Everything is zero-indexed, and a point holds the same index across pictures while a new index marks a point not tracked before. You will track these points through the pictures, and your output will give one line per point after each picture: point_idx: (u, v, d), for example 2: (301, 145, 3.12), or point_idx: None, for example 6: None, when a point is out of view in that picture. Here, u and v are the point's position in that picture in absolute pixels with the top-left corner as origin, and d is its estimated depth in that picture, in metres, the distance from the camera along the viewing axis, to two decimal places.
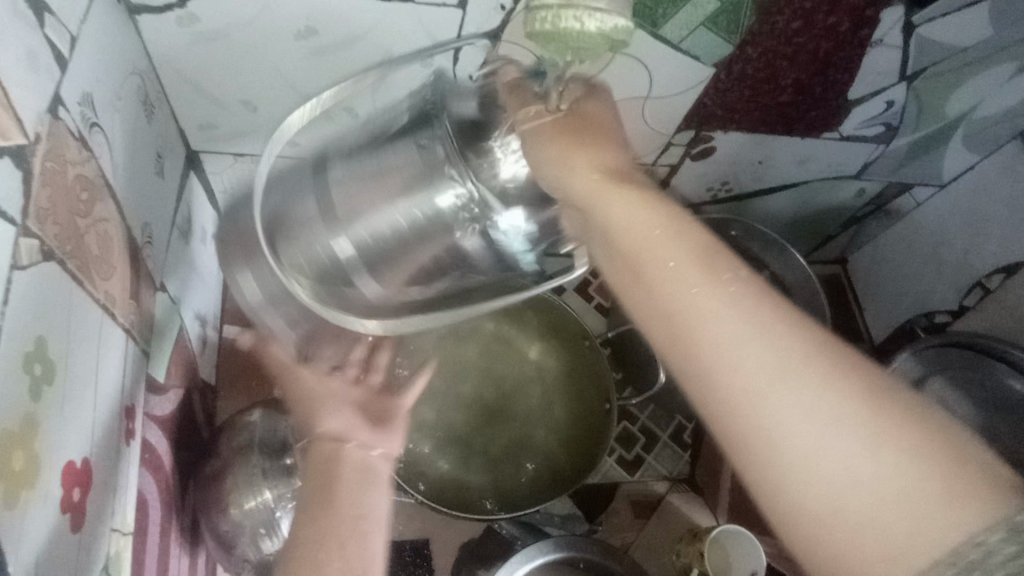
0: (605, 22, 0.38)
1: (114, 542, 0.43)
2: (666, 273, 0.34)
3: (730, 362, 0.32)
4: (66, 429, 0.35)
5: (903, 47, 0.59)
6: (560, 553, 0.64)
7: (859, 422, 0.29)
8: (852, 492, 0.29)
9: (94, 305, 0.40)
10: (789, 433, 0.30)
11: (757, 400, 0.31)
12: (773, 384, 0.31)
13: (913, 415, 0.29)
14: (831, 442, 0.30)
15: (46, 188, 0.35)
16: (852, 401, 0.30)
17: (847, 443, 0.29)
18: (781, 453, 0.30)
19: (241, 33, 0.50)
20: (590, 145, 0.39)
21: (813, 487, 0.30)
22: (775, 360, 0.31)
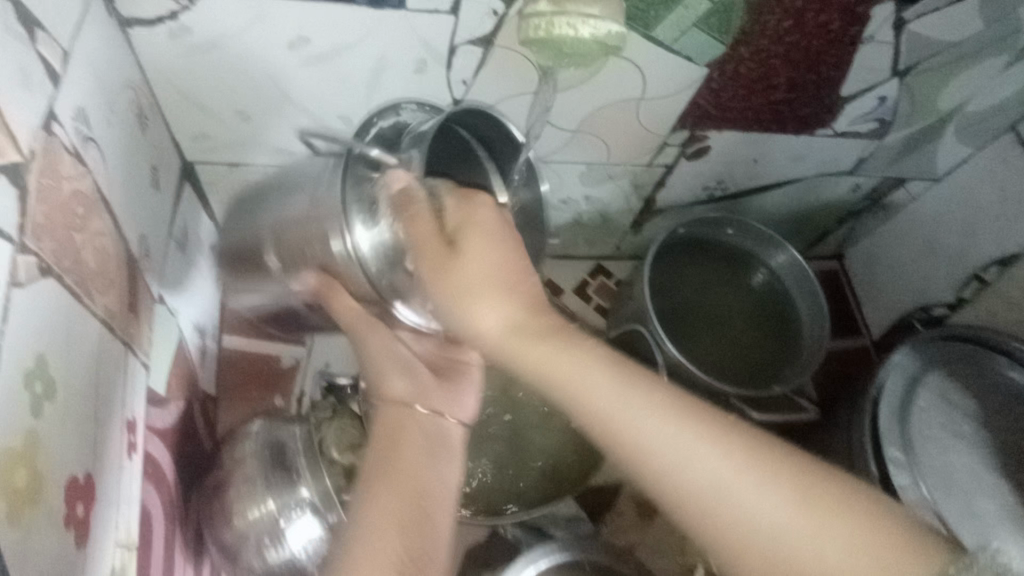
0: (598, 28, 0.44)
1: (119, 556, 0.43)
2: (593, 393, 0.39)
3: (673, 461, 0.36)
4: (66, 445, 0.35)
5: (894, 43, 0.59)
6: (565, 555, 0.64)
7: (781, 489, 0.35)
8: (787, 540, 0.34)
9: (93, 318, 0.40)
10: (734, 506, 0.35)
11: (719, 499, 0.35)
12: (704, 467, 0.36)
13: (821, 476, 0.35)
14: (761, 506, 0.35)
15: (43, 204, 0.35)
16: (771, 473, 0.35)
17: (776, 506, 0.35)
18: (724, 527, 0.35)
19: (232, 43, 0.50)
20: (474, 253, 0.42)
21: (750, 534, 0.35)
22: (697, 446, 0.36)
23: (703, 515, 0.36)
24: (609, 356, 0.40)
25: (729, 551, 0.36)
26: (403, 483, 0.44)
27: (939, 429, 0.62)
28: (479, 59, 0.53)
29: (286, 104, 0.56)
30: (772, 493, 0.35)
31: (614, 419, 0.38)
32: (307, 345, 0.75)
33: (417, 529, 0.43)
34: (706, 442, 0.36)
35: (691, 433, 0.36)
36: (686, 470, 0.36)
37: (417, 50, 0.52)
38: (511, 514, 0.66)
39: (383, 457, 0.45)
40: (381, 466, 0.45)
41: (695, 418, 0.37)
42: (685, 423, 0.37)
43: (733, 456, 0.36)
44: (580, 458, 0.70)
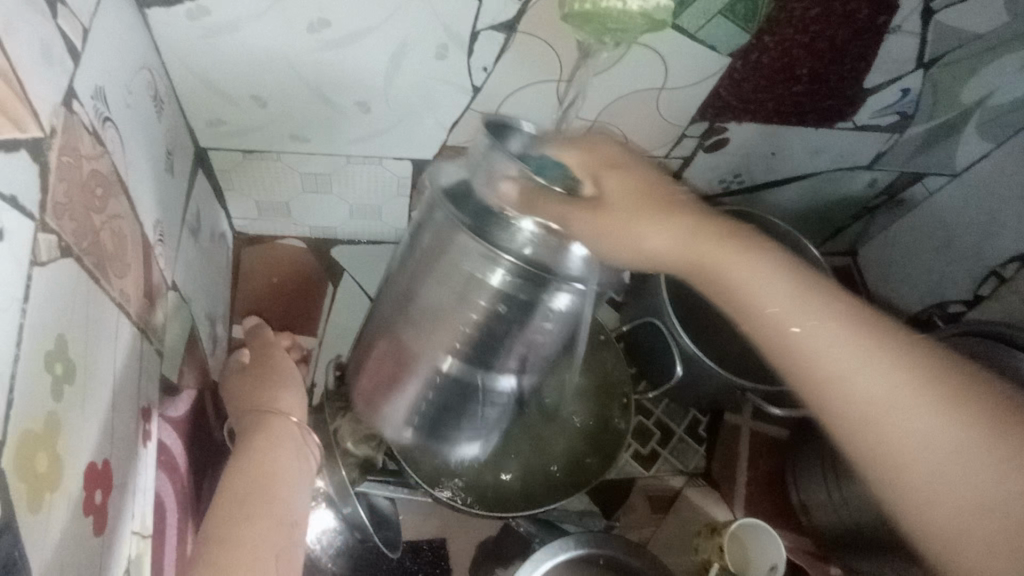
0: (645, 3, 0.43)
1: (135, 545, 0.42)
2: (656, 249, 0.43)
3: (843, 373, 0.38)
4: (87, 430, 0.34)
5: (920, 34, 0.58)
6: (582, 550, 0.64)
7: (896, 375, 0.37)
8: (957, 488, 0.35)
9: (110, 303, 0.39)
10: (853, 385, 0.38)
11: (880, 418, 0.37)
12: (778, 296, 0.41)
13: (946, 381, 0.37)
14: (853, 368, 0.38)
15: (63, 183, 0.34)
16: (891, 368, 0.38)
17: (878, 387, 0.37)
18: (887, 451, 0.37)
19: (251, 26, 0.49)
20: (612, 166, 0.44)
21: (853, 401, 0.38)
22: (789, 291, 0.41)
23: (864, 439, 0.38)
24: (778, 265, 0.42)
25: (838, 415, 0.39)
26: (256, 511, 0.48)
27: None
28: (501, 47, 0.53)
29: (304, 91, 0.56)
30: (964, 446, 0.35)
31: (821, 345, 0.39)
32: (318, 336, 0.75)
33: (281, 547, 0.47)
34: (907, 380, 0.37)
35: (863, 354, 0.38)
36: (846, 392, 0.38)
37: (439, 35, 0.51)
38: (525, 508, 0.65)
39: (239, 493, 0.49)
40: (246, 495, 0.49)
41: (888, 349, 0.38)
42: (861, 343, 0.38)
43: (950, 413, 0.36)
44: (594, 452, 0.69)
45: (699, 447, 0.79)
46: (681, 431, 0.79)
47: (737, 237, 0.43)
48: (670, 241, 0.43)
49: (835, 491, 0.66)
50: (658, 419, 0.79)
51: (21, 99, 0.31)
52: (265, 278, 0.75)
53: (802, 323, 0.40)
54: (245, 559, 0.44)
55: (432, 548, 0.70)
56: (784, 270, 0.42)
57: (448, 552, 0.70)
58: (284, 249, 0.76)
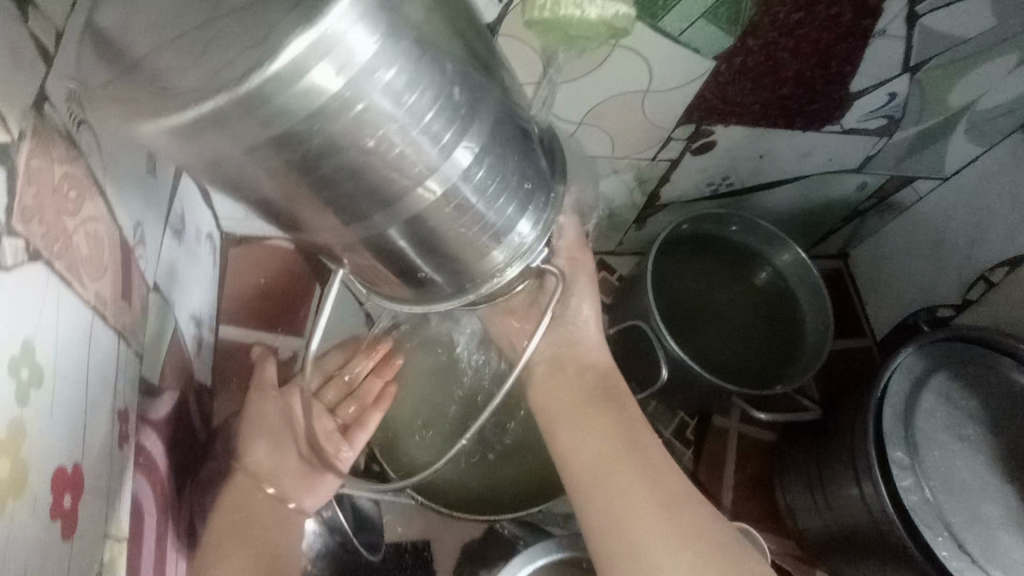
0: (605, 9, 0.42)
1: (109, 548, 0.42)
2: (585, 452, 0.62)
3: (590, 466, 0.61)
4: (54, 436, 0.34)
5: (906, 38, 0.58)
6: (563, 553, 0.64)
7: (658, 511, 0.57)
8: None
9: (84, 306, 0.39)
10: (615, 506, 0.58)
11: (613, 505, 0.58)
12: (610, 482, 0.60)
13: (701, 518, 0.56)
14: (631, 503, 0.57)
15: (33, 187, 0.34)
16: (655, 498, 0.57)
17: (643, 514, 0.57)
18: (623, 536, 0.56)
19: None
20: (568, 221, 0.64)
21: (617, 519, 0.57)
22: (614, 448, 0.62)
23: (609, 521, 0.58)
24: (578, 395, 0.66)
25: (605, 522, 0.58)
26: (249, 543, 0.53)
27: (945, 432, 0.60)
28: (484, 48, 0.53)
29: None
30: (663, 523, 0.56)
31: (599, 461, 0.61)
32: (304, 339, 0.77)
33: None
34: (630, 483, 0.59)
35: (611, 463, 0.60)
36: (599, 441, 0.61)
37: None
38: (508, 512, 0.66)
39: (233, 525, 0.53)
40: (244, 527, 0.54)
41: (619, 456, 0.60)
42: (624, 458, 0.61)
43: (689, 553, 0.54)
44: None
45: (686, 450, 0.81)
46: (668, 434, 0.81)
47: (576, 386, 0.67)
48: (554, 354, 0.68)
49: (818, 495, 0.68)
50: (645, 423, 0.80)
51: None
52: (253, 278, 0.77)
53: (579, 438, 0.63)
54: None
55: (416, 551, 0.70)
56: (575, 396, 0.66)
57: (432, 555, 0.70)
58: (272, 250, 0.78)
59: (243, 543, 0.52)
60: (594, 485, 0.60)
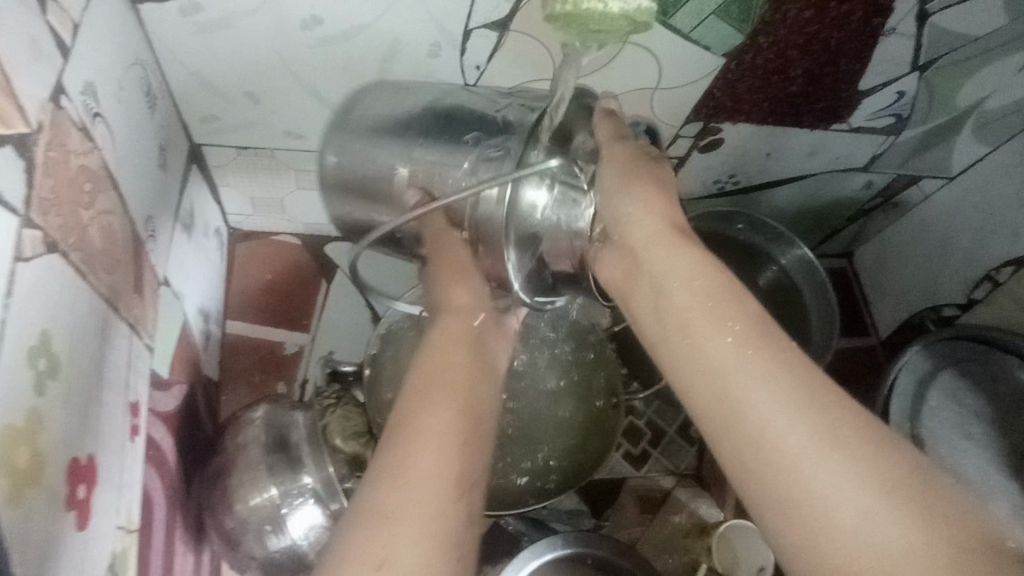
0: (628, 4, 0.42)
1: (120, 539, 0.42)
2: (712, 351, 0.35)
3: (733, 385, 0.34)
4: (71, 427, 0.34)
5: (916, 36, 0.58)
6: (568, 550, 0.64)
7: (815, 423, 0.32)
8: (858, 534, 0.29)
9: (98, 298, 0.39)
10: (754, 413, 0.33)
11: (773, 440, 0.32)
12: (743, 379, 0.34)
13: (895, 455, 0.31)
14: (786, 416, 0.32)
15: (49, 177, 0.34)
16: (822, 423, 0.32)
17: (803, 441, 0.32)
18: (797, 501, 0.31)
19: (245, 21, 0.49)
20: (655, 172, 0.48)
21: (754, 438, 0.33)
22: (766, 367, 0.34)
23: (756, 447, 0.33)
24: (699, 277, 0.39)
25: (739, 441, 0.33)
26: (461, 393, 0.42)
27: (948, 430, 0.61)
28: (494, 46, 0.53)
29: (295, 87, 0.56)
30: (874, 486, 0.30)
31: (728, 365, 0.35)
32: (311, 332, 0.76)
33: (469, 437, 0.40)
34: (818, 426, 0.32)
35: (773, 382, 0.34)
36: (721, 328, 0.36)
37: (431, 33, 0.52)
38: (518, 505, 0.66)
39: (447, 377, 0.42)
40: (447, 378, 0.42)
41: (801, 385, 0.33)
42: (766, 359, 0.34)
43: (877, 492, 0.30)
44: (581, 452, 0.70)
45: (690, 447, 0.79)
46: (671, 432, 0.80)
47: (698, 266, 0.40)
48: (655, 234, 0.42)
49: None
50: (648, 420, 0.80)
51: (8, 94, 0.31)
52: (258, 274, 0.77)
53: (697, 353, 0.36)
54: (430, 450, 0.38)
55: None
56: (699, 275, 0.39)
57: None
58: (277, 245, 0.77)
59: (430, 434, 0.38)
60: (716, 418, 0.35)
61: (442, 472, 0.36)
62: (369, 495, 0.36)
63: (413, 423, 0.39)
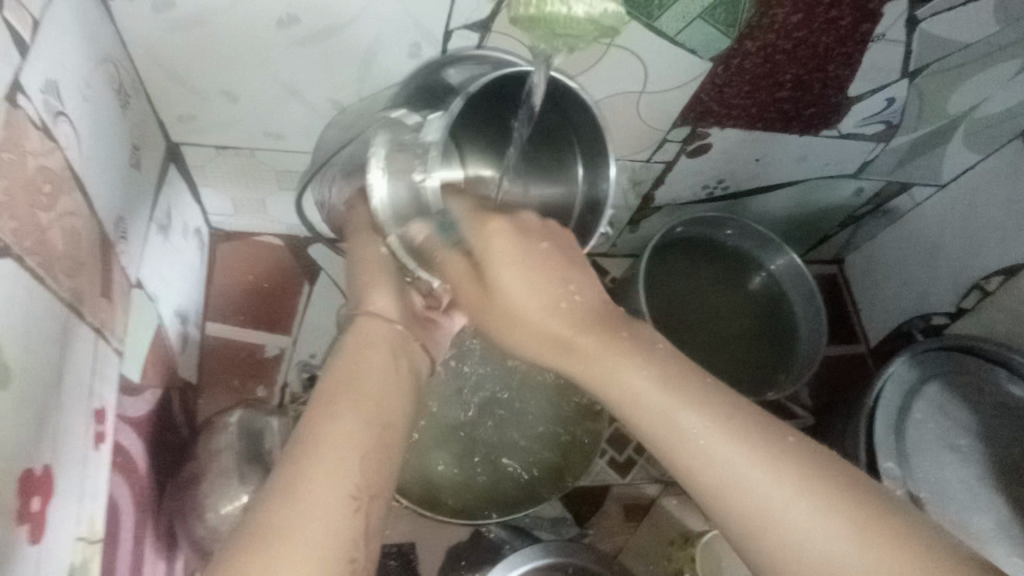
0: (593, 7, 0.40)
1: (80, 551, 0.41)
2: (647, 401, 0.39)
3: (706, 459, 0.36)
4: (23, 438, 0.33)
5: (906, 43, 0.57)
6: (550, 559, 0.63)
7: (755, 453, 0.36)
8: (821, 548, 0.33)
9: (59, 302, 0.38)
10: (708, 461, 0.36)
11: (755, 503, 0.35)
12: (686, 426, 0.37)
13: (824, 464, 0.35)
14: (729, 453, 0.36)
15: (4, 179, 0.33)
16: (758, 453, 0.36)
17: (758, 474, 0.35)
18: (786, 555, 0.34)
19: (219, 19, 0.48)
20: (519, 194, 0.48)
21: (712, 480, 0.36)
22: (699, 414, 0.37)
23: (740, 509, 0.35)
24: (644, 352, 0.41)
25: (706, 491, 0.36)
26: (368, 402, 0.41)
27: (937, 443, 0.60)
28: (475, 48, 0.52)
29: (273, 86, 0.55)
30: (831, 515, 0.33)
31: (665, 418, 0.38)
32: (293, 335, 0.75)
33: (375, 450, 0.39)
34: (789, 482, 0.34)
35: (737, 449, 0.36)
36: (648, 381, 0.39)
37: (411, 34, 0.51)
38: (498, 516, 0.65)
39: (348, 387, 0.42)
40: (346, 391, 0.42)
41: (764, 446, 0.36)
42: (691, 404, 0.38)
43: (824, 499, 0.34)
44: (565, 460, 0.68)
45: None
46: None
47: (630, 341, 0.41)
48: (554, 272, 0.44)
49: None
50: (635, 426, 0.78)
51: None
52: (239, 275, 0.75)
53: (640, 406, 0.39)
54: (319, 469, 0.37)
55: (400, 553, 0.69)
56: (640, 350, 0.41)
57: (417, 558, 0.70)
58: (258, 245, 0.76)
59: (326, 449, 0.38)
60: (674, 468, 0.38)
61: (344, 489, 0.36)
62: (267, 516, 0.34)
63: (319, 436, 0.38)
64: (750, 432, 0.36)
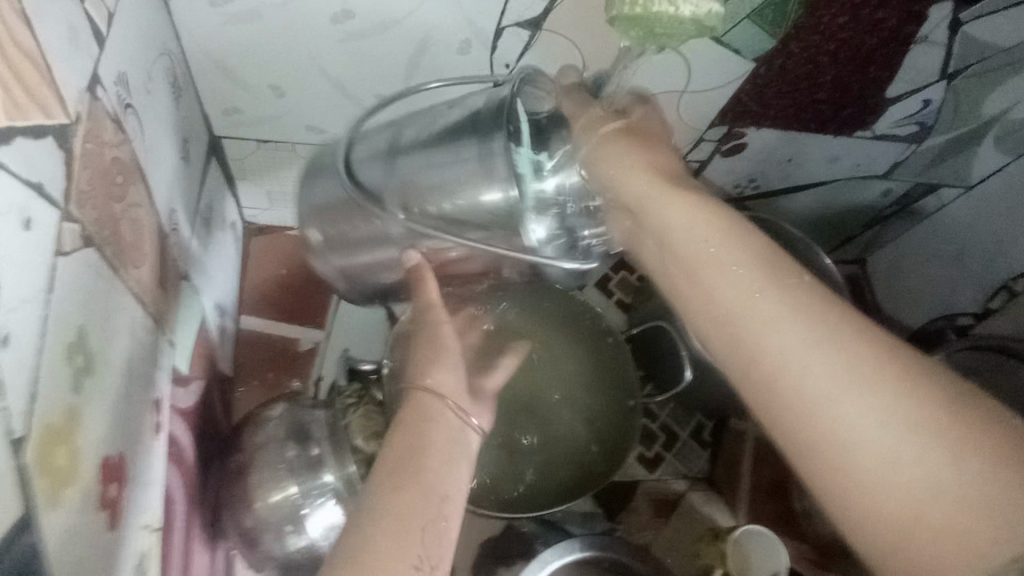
0: (698, 6, 0.38)
1: (145, 539, 0.41)
2: (729, 291, 0.34)
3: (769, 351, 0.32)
4: (104, 425, 0.34)
5: (947, 45, 0.58)
6: (588, 552, 0.63)
7: (859, 372, 0.30)
8: (904, 480, 0.28)
9: (127, 292, 0.38)
10: (797, 369, 0.31)
11: (813, 406, 0.30)
12: (789, 327, 0.31)
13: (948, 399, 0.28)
14: (829, 368, 0.30)
15: (87, 170, 0.33)
16: (867, 376, 0.30)
17: (857, 397, 0.29)
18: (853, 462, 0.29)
19: (273, 14, 0.49)
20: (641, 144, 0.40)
21: (792, 381, 0.31)
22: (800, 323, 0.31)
23: (797, 415, 0.31)
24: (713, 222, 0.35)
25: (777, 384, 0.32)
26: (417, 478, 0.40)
27: None
28: (524, 45, 0.52)
29: (321, 81, 0.56)
30: (936, 457, 0.28)
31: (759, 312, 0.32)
32: (326, 329, 0.75)
33: (429, 521, 0.39)
34: (878, 383, 0.29)
35: (821, 337, 0.31)
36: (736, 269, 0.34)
37: (462, 31, 0.51)
38: (533, 509, 0.66)
39: (405, 452, 0.41)
40: (401, 463, 0.40)
41: (854, 335, 0.31)
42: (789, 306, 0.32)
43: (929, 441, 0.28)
44: (600, 455, 0.69)
45: (703, 451, 0.80)
46: (685, 434, 0.80)
47: (702, 208, 0.36)
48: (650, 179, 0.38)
49: None
50: (663, 423, 0.80)
51: (51, 83, 0.30)
52: (273, 269, 0.76)
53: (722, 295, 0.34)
54: (381, 531, 0.37)
55: None
56: (716, 219, 0.35)
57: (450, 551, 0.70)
58: (293, 240, 0.77)
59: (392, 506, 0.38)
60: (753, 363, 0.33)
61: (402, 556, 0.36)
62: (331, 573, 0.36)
63: (381, 501, 0.39)
64: (858, 353, 0.30)
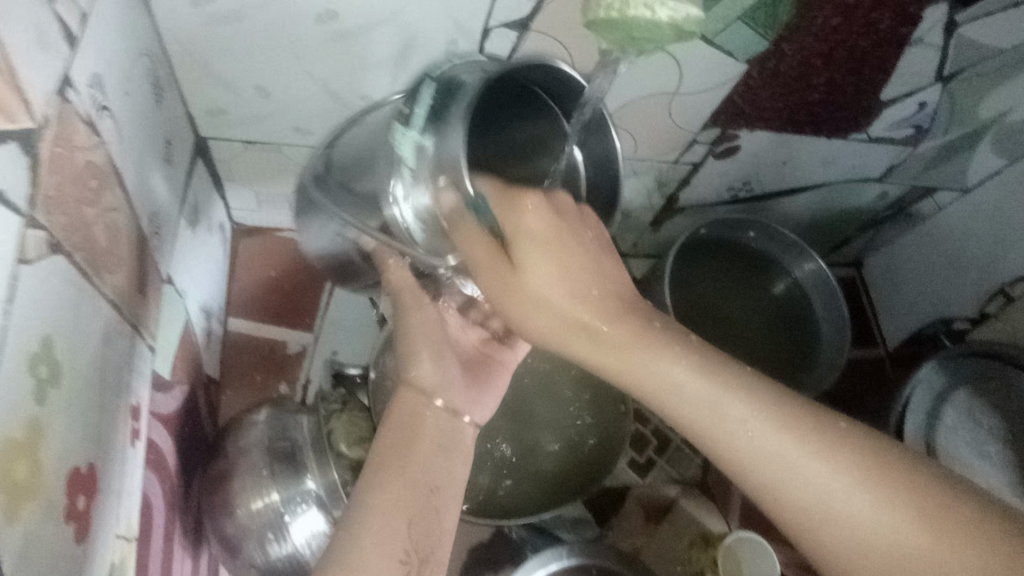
0: (675, 11, 0.37)
1: (119, 548, 0.40)
2: (671, 381, 0.35)
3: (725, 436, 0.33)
4: (72, 436, 0.33)
5: (943, 47, 0.57)
6: (575, 559, 0.63)
7: (810, 445, 0.32)
8: (881, 544, 0.30)
9: (101, 299, 0.38)
10: (756, 454, 0.33)
11: (781, 484, 0.32)
12: (735, 410, 0.33)
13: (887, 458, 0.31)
14: (781, 449, 0.32)
15: (55, 175, 0.32)
16: (817, 448, 0.32)
17: (814, 469, 0.32)
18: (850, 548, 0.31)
19: (256, 14, 0.48)
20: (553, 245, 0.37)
21: (754, 465, 0.33)
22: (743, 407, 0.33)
23: (767, 490, 0.33)
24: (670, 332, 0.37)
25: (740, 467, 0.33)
26: (410, 470, 0.42)
27: (966, 449, 0.60)
28: (513, 46, 0.51)
29: (307, 82, 0.55)
30: (896, 516, 0.30)
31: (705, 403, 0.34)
32: (315, 331, 0.75)
33: (422, 512, 0.41)
34: (849, 464, 0.31)
35: (790, 433, 0.32)
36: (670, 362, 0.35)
37: (450, 31, 0.50)
38: (522, 515, 0.65)
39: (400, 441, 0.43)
40: (392, 455, 0.42)
41: (810, 421, 0.33)
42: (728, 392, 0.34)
43: (888, 501, 0.30)
44: (590, 460, 0.69)
45: (695, 457, 0.79)
46: (677, 439, 0.80)
47: (616, 322, 0.37)
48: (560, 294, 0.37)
49: None
50: (655, 428, 0.80)
51: (14, 86, 0.29)
52: (261, 270, 0.75)
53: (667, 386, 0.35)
54: (378, 523, 0.39)
55: None
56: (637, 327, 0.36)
57: None
58: (281, 240, 0.76)
59: (390, 493, 0.41)
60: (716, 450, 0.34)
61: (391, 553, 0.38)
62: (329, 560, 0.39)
63: (369, 497, 0.40)
64: (802, 428, 0.32)
